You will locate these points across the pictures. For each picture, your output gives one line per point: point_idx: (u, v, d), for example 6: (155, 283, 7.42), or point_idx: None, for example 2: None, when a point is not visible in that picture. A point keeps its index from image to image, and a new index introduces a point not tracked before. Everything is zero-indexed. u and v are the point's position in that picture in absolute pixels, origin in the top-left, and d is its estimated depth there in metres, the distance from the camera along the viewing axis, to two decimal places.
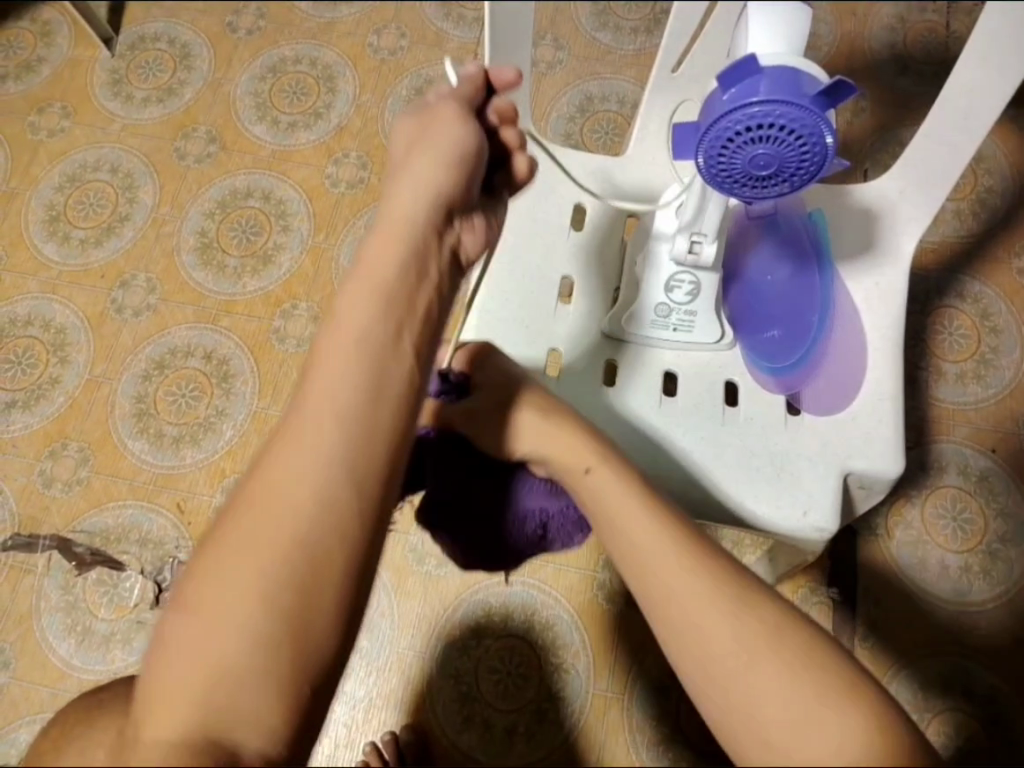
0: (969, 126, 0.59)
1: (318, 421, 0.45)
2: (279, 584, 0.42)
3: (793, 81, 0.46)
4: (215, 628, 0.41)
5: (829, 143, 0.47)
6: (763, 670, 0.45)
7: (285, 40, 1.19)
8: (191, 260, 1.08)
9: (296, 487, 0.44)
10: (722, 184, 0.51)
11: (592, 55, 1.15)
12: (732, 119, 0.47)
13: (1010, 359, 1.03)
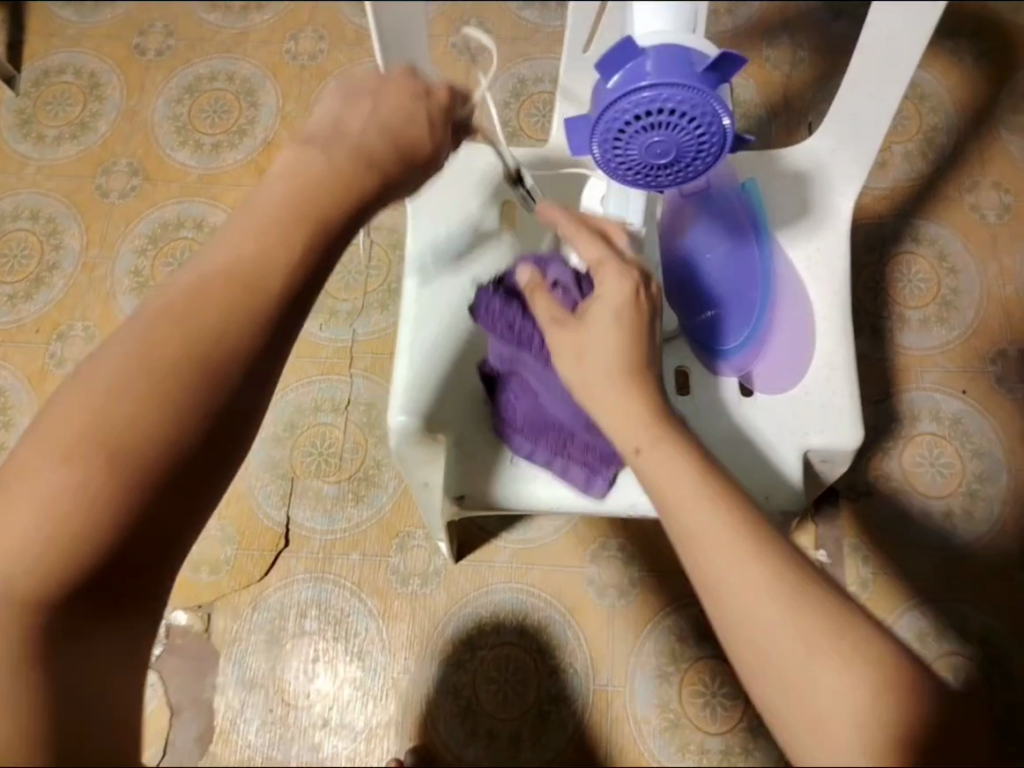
0: (886, 82, 0.55)
1: (202, 303, 0.42)
2: (124, 466, 0.40)
3: (677, 62, 0.45)
4: (53, 493, 0.39)
5: (726, 125, 0.46)
6: (747, 570, 0.42)
7: (198, 57, 1.14)
8: (129, 302, 1.04)
9: (162, 350, 0.41)
10: (622, 176, 0.49)
11: (519, 36, 1.11)
12: (621, 107, 0.45)
13: (971, 298, 1.02)
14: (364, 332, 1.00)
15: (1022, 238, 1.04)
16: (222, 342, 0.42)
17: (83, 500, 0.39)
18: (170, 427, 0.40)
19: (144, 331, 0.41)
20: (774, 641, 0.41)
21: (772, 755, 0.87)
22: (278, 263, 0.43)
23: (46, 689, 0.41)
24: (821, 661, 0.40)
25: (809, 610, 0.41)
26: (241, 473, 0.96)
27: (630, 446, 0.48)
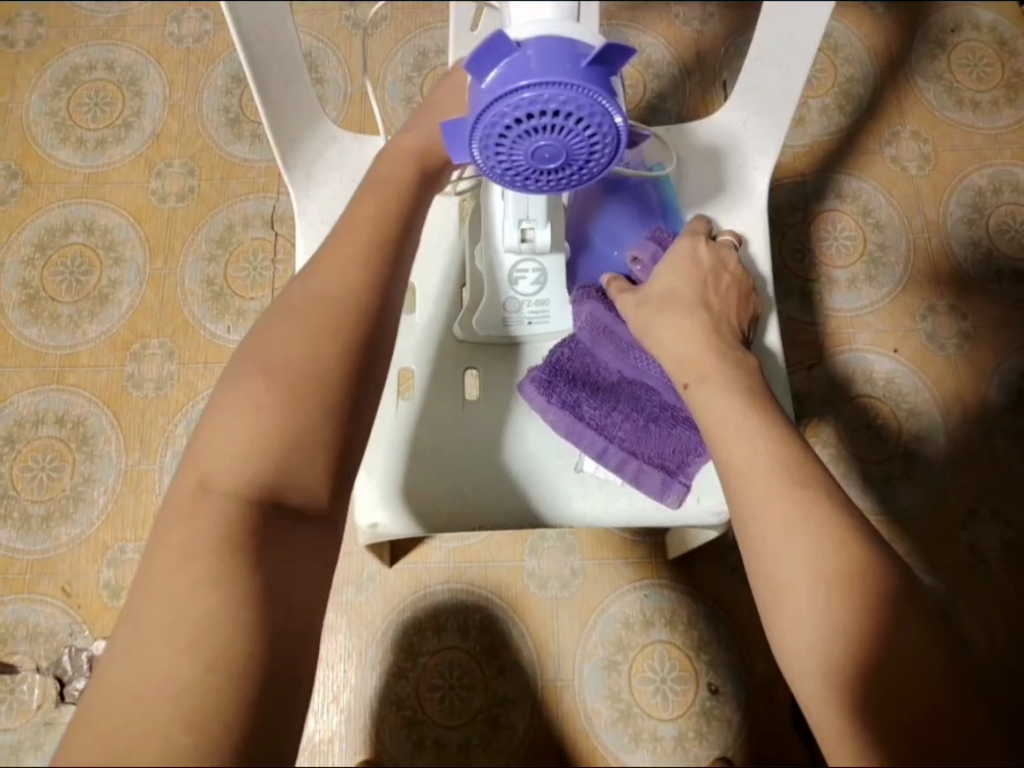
0: (794, 48, 0.51)
1: (320, 287, 0.45)
2: (311, 369, 0.43)
3: (559, 56, 0.39)
4: (260, 404, 0.42)
5: (619, 124, 0.40)
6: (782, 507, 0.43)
7: (73, 45, 1.05)
8: (19, 316, 0.96)
9: (296, 330, 0.44)
10: (511, 185, 0.44)
11: (417, 5, 1.05)
12: (498, 110, 0.39)
13: (897, 253, 1.00)
14: None
15: (944, 189, 1.03)
16: (380, 262, 0.47)
17: (276, 408, 0.42)
18: (304, 398, 0.42)
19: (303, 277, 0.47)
20: (791, 560, 0.41)
21: (728, 738, 0.85)
22: (384, 245, 0.48)
23: (270, 576, 0.39)
24: (835, 592, 0.40)
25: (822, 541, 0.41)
26: (157, 491, 0.91)
27: (680, 380, 0.51)
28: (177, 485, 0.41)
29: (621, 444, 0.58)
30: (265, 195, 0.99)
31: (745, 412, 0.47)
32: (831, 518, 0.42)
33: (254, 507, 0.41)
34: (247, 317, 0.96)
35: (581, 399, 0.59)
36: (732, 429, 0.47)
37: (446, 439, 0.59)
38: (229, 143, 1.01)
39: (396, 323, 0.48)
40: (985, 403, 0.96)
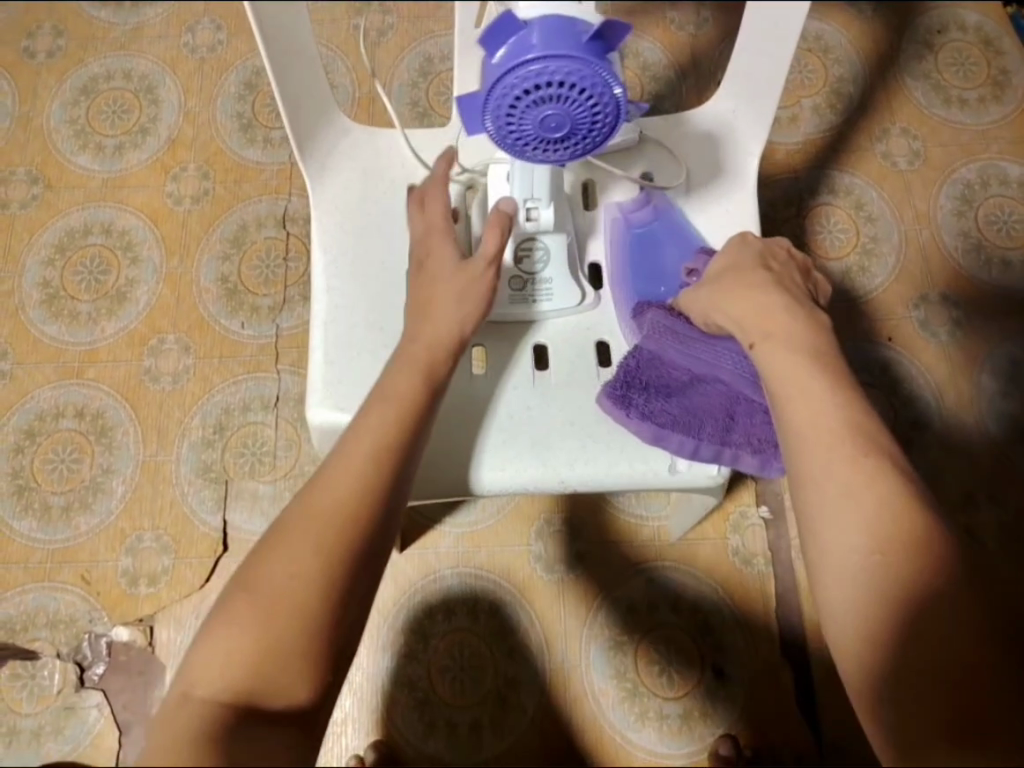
0: (777, 38, 0.54)
1: (321, 500, 0.46)
2: (303, 580, 0.43)
3: (562, 32, 0.42)
4: (270, 606, 0.43)
5: (618, 95, 0.43)
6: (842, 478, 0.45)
7: (92, 56, 1.09)
8: (40, 315, 1.00)
9: (291, 539, 0.45)
10: (519, 151, 0.47)
11: (423, 14, 1.09)
12: (509, 82, 0.43)
13: (890, 245, 1.03)
14: (289, 326, 0.98)
15: (934, 183, 1.06)
16: (383, 486, 0.47)
17: (280, 614, 0.43)
18: (295, 620, 0.43)
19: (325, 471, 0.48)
20: (841, 529, 0.44)
21: (732, 716, 0.87)
22: (387, 456, 0.48)
23: None
24: (887, 568, 0.42)
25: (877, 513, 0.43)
26: (173, 482, 0.93)
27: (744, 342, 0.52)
28: (165, 694, 0.42)
29: (711, 435, 0.56)
30: (277, 196, 1.03)
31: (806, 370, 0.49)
32: (890, 481, 0.44)
33: (234, 730, 0.40)
34: (261, 313, 0.99)
35: (660, 407, 0.57)
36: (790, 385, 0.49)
37: (473, 416, 0.60)
38: (242, 147, 1.05)
39: (391, 539, 0.48)
40: (979, 389, 0.98)
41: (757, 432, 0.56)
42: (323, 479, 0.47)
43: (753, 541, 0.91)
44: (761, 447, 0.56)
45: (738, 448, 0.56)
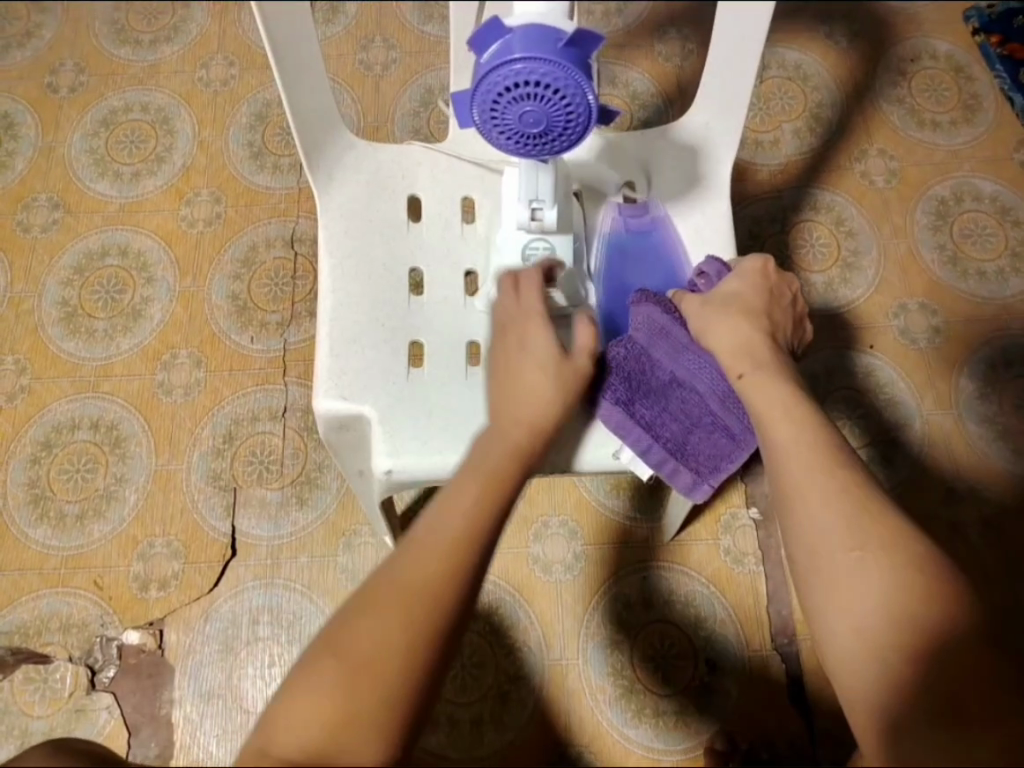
0: (743, 53, 0.59)
1: (412, 571, 0.48)
2: (388, 661, 0.45)
3: (543, 38, 0.48)
4: (402, 601, 0.47)
5: (591, 100, 0.49)
6: (822, 486, 0.49)
7: (111, 90, 1.16)
8: (58, 332, 1.04)
9: (379, 615, 0.46)
10: (503, 144, 0.53)
11: (424, 49, 1.16)
12: (493, 80, 0.48)
13: (871, 259, 1.08)
14: (296, 341, 1.03)
15: (911, 200, 1.11)
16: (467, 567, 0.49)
17: (410, 611, 0.46)
18: (378, 704, 0.44)
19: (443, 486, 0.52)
20: (827, 531, 0.48)
21: (725, 709, 0.90)
22: (475, 536, 0.49)
23: None
24: (871, 564, 0.46)
25: (845, 517, 0.48)
26: (184, 489, 0.97)
27: (733, 369, 0.56)
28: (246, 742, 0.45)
29: (665, 445, 0.60)
30: (285, 219, 1.08)
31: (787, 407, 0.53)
32: (862, 489, 0.49)
33: None
34: (270, 328, 1.03)
35: (635, 399, 0.60)
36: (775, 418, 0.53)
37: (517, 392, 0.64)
38: (252, 173, 1.11)
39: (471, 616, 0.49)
40: (960, 393, 1.02)
41: (702, 457, 0.61)
42: (414, 548, 0.49)
43: (743, 542, 0.95)
44: (700, 469, 0.61)
45: (679, 464, 0.61)
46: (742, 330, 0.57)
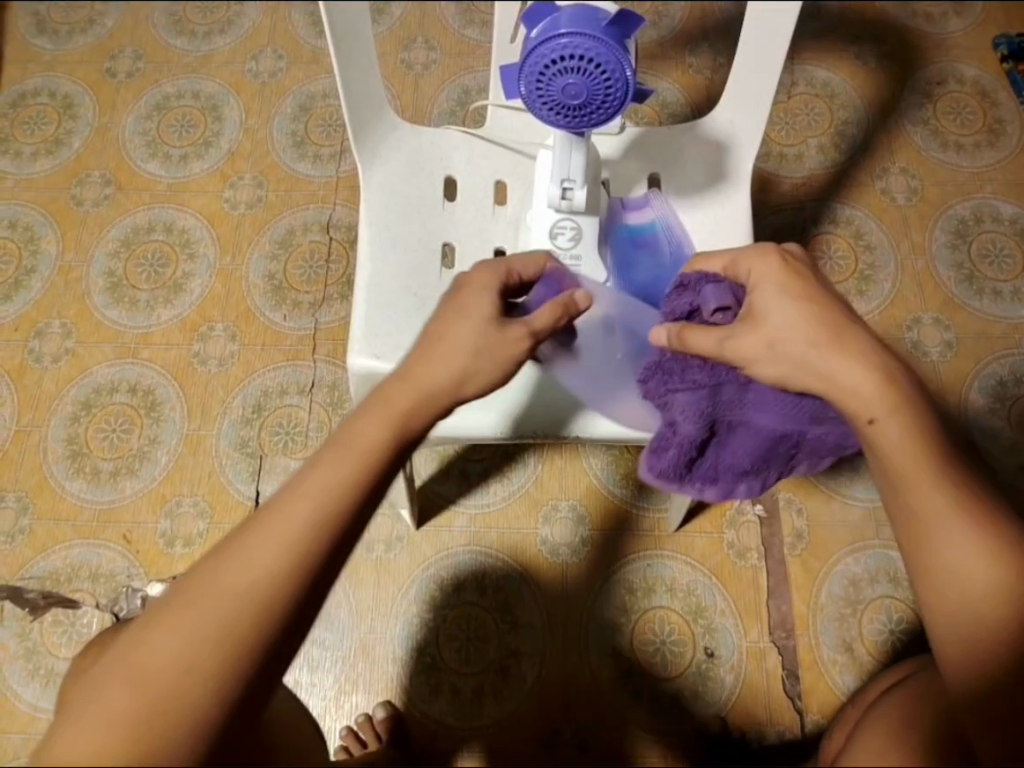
0: (767, 51, 0.65)
1: (345, 454, 0.49)
2: (311, 532, 0.46)
3: (589, 19, 0.55)
4: (255, 564, 0.45)
5: (628, 75, 0.56)
6: (960, 548, 0.49)
7: (166, 77, 1.22)
8: (103, 300, 1.10)
9: (307, 495, 0.47)
10: (546, 114, 0.60)
11: (463, 51, 1.21)
12: (542, 52, 0.55)
13: (887, 273, 1.11)
14: (327, 321, 1.08)
15: (930, 218, 1.14)
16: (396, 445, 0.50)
17: (326, 500, 0.47)
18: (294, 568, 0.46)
19: (341, 430, 0.50)
20: (971, 593, 0.49)
21: (718, 697, 0.93)
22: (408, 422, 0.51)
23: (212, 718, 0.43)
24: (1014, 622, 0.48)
25: (986, 576, 0.49)
26: (213, 454, 1.02)
27: (863, 414, 0.51)
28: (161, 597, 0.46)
29: (776, 469, 0.65)
30: (323, 206, 1.14)
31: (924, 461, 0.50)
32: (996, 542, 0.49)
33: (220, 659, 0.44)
34: (302, 308, 1.09)
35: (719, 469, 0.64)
36: (917, 479, 0.50)
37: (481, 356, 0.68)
38: (294, 160, 1.16)
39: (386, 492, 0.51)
40: (968, 407, 1.04)
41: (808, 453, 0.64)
42: (345, 436, 0.50)
43: (746, 537, 0.98)
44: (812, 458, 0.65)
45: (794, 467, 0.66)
46: (860, 371, 0.51)
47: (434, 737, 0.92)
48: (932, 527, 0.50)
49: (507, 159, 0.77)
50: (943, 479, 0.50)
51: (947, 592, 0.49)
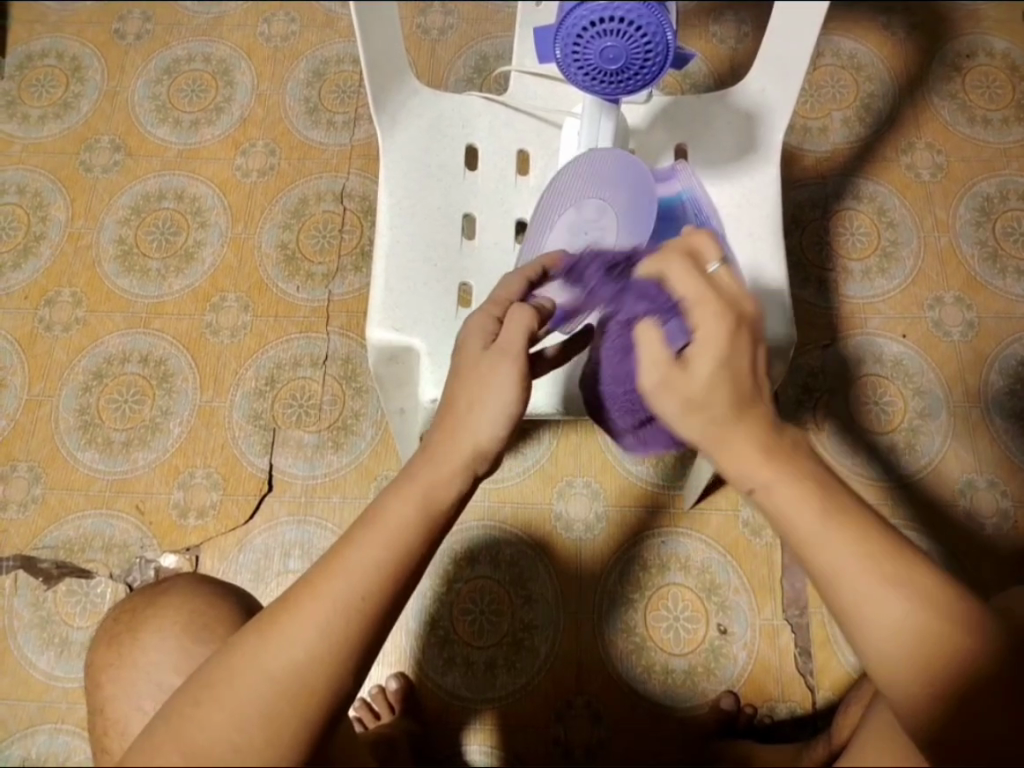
0: (805, 14, 0.61)
1: (427, 485, 0.50)
2: (404, 559, 0.48)
3: None
4: (294, 646, 0.45)
5: (670, 39, 0.53)
6: (842, 558, 0.45)
7: (176, 39, 1.19)
8: (113, 268, 1.09)
9: (395, 526, 0.48)
10: (581, 79, 0.57)
11: (481, 16, 1.18)
12: (579, 14, 0.53)
13: (910, 250, 1.09)
14: (341, 293, 1.06)
15: (955, 195, 1.11)
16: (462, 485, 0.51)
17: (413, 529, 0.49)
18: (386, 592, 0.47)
19: (404, 475, 0.51)
20: (867, 601, 0.45)
21: (732, 673, 0.92)
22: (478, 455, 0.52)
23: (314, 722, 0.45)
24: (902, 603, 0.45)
25: (871, 566, 0.46)
26: (226, 426, 1.01)
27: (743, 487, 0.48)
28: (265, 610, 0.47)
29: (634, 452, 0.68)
30: (336, 174, 1.11)
31: (827, 519, 0.46)
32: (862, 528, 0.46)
33: (322, 664, 0.45)
34: (315, 279, 1.07)
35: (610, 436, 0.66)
36: (812, 531, 0.46)
37: None
38: (307, 128, 1.14)
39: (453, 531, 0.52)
40: (988, 387, 1.03)
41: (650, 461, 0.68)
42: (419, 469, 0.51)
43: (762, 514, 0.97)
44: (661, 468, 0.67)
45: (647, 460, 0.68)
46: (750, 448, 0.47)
47: (448, 709, 0.92)
48: (831, 579, 0.46)
49: (529, 126, 0.74)
50: (806, 498, 0.46)
51: (854, 612, 0.46)
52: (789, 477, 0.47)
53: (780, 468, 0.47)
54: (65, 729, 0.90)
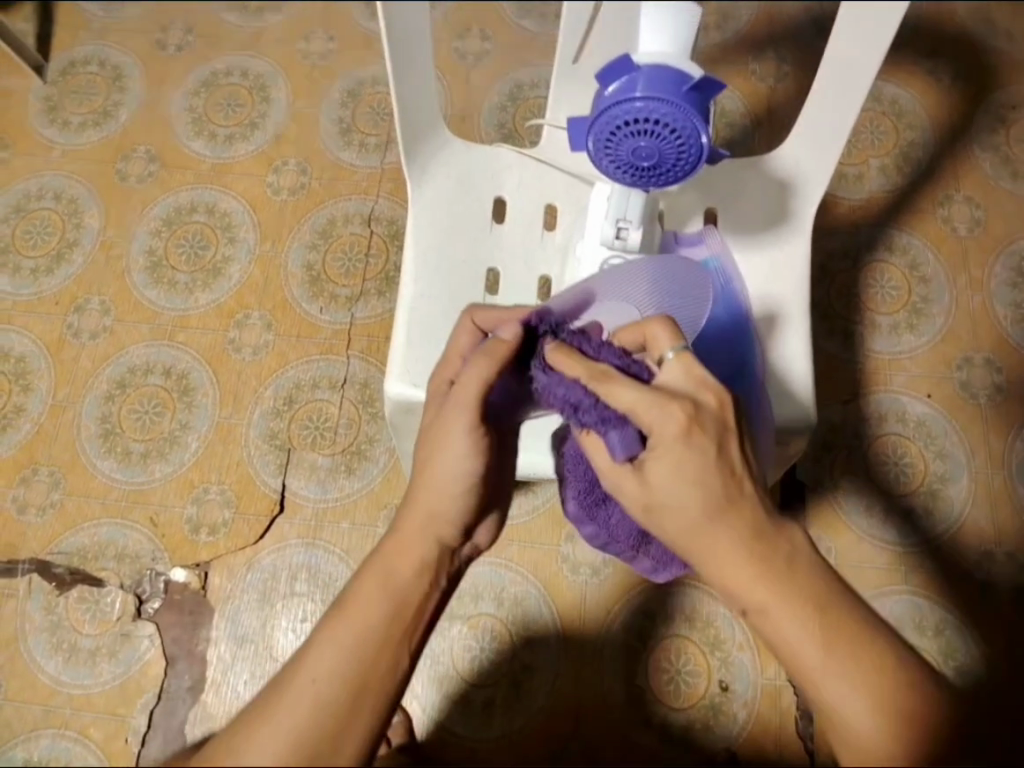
0: (848, 87, 0.61)
1: (393, 572, 0.54)
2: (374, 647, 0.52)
3: (669, 81, 0.53)
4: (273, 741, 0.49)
5: (703, 142, 0.54)
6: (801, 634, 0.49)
7: (216, 53, 1.20)
8: (142, 279, 1.10)
9: (367, 619, 0.52)
10: (613, 171, 0.58)
11: (519, 44, 1.17)
12: (615, 113, 0.54)
13: (941, 308, 1.07)
14: (364, 316, 1.07)
15: (991, 253, 1.09)
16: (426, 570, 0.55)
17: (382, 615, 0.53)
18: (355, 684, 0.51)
19: (374, 559, 0.55)
20: (834, 678, 0.49)
21: (730, 731, 0.92)
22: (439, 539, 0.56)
23: None
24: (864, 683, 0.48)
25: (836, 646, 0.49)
26: (242, 443, 1.02)
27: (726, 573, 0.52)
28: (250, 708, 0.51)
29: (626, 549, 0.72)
30: (365, 197, 1.12)
31: (790, 609, 0.49)
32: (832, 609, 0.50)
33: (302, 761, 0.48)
34: (339, 301, 1.07)
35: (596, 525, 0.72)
36: (781, 616, 0.50)
37: None
38: (339, 149, 1.14)
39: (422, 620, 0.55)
40: (1014, 454, 1.01)
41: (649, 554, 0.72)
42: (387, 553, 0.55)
43: None
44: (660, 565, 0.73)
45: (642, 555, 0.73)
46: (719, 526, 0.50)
47: (443, 747, 0.92)
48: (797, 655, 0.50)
49: (559, 180, 0.74)
50: (764, 579, 0.50)
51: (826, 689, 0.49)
52: (770, 566, 0.50)
53: (753, 557, 0.50)
54: (69, 735, 0.92)
